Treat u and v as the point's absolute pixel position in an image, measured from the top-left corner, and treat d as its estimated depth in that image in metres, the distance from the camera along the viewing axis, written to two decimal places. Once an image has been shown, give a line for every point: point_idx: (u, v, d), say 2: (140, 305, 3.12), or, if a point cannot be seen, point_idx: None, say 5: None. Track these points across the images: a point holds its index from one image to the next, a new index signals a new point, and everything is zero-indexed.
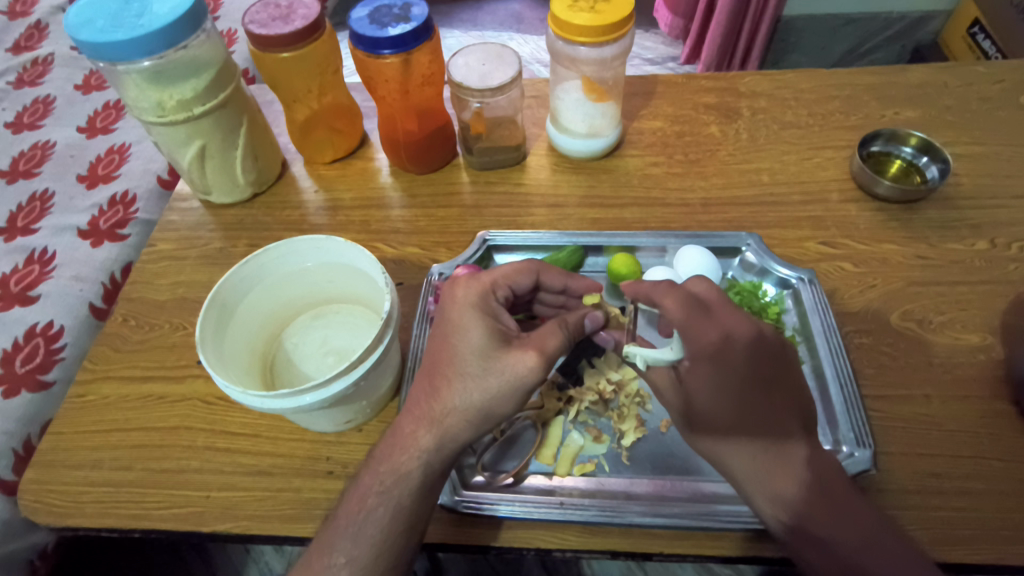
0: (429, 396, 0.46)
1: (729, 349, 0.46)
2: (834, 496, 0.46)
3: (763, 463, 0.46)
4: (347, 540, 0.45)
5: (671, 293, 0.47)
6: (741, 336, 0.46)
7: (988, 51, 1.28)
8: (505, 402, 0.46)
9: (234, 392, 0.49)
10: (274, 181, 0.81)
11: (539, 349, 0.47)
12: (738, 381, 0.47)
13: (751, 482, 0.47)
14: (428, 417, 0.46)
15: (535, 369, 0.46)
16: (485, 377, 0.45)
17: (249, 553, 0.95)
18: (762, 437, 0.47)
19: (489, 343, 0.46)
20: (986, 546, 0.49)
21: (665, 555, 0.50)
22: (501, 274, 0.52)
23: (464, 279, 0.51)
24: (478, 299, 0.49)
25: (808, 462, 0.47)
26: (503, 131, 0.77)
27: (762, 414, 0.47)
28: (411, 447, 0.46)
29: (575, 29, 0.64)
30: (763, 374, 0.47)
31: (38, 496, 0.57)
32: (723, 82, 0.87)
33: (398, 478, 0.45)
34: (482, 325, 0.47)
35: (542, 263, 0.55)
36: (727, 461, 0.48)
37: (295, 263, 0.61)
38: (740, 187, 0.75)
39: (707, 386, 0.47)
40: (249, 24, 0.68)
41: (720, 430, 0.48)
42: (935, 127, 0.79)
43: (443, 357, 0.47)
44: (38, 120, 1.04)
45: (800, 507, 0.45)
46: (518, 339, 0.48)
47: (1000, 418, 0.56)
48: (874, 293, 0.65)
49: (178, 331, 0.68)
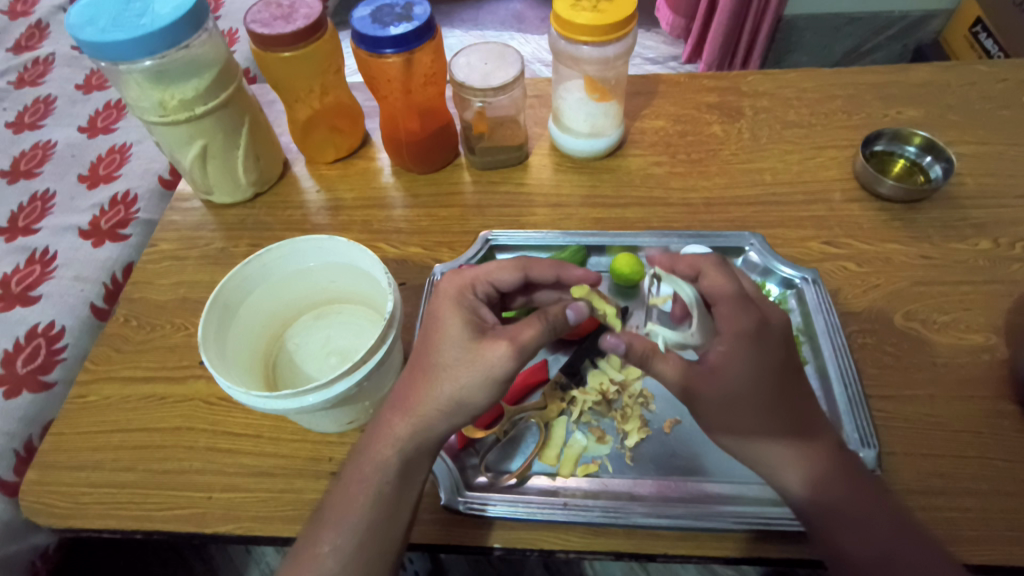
0: (408, 389, 0.46)
1: (767, 332, 0.46)
2: (862, 480, 0.46)
3: (789, 453, 0.45)
4: (331, 531, 0.45)
5: (717, 270, 0.50)
6: (777, 322, 0.47)
7: (989, 50, 1.28)
8: (478, 393, 0.45)
9: (236, 392, 0.48)
10: (275, 181, 0.81)
11: (511, 338, 0.45)
12: (773, 365, 0.46)
13: (781, 462, 0.45)
14: (403, 407, 0.46)
15: (506, 359, 0.45)
16: (457, 368, 0.45)
17: (251, 554, 0.95)
18: (793, 431, 0.45)
19: (463, 335, 0.46)
20: (990, 546, 0.49)
21: (668, 556, 0.50)
22: (482, 271, 0.52)
23: (449, 275, 0.52)
24: (456, 293, 0.50)
25: (836, 455, 0.46)
26: (504, 130, 0.77)
27: (794, 405, 0.46)
28: (387, 436, 0.46)
29: (577, 29, 0.64)
30: (792, 363, 0.47)
31: (39, 497, 0.57)
32: (725, 82, 0.87)
33: (376, 466, 0.46)
34: (459, 317, 0.47)
35: (528, 259, 0.55)
36: (760, 445, 0.45)
37: (296, 263, 0.61)
38: (743, 187, 0.75)
39: (744, 367, 0.45)
40: (250, 24, 0.68)
41: (749, 422, 0.45)
42: (938, 126, 0.79)
43: (425, 350, 0.47)
44: (39, 119, 1.04)
45: (826, 487, 0.45)
46: (494, 330, 0.47)
47: (1005, 418, 0.55)
48: (878, 293, 0.65)
49: (179, 332, 0.68)
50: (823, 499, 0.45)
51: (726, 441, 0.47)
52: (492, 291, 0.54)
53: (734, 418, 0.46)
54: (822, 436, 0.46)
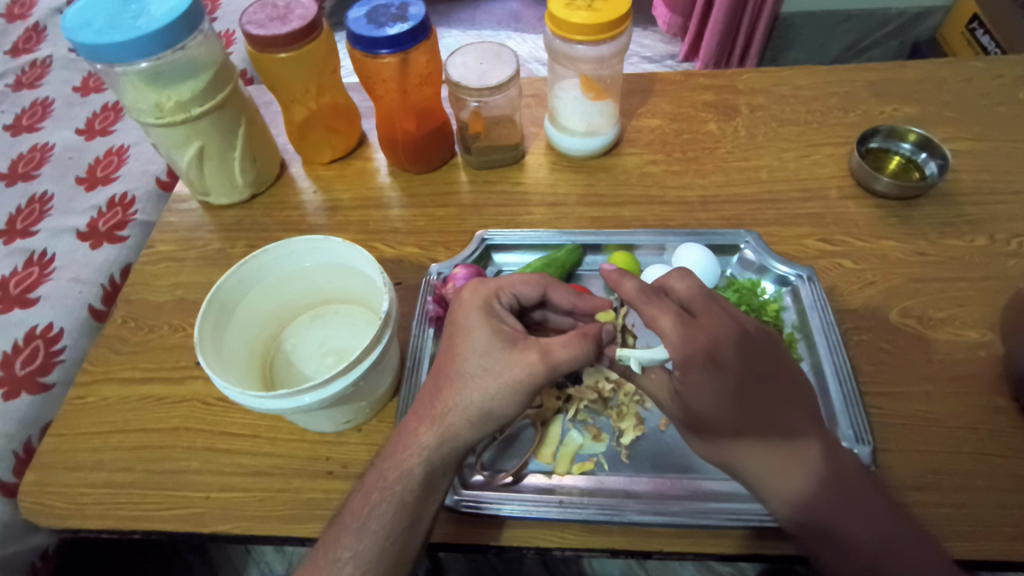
0: (434, 398, 0.47)
1: (720, 352, 0.45)
2: (851, 491, 0.46)
3: (769, 461, 0.46)
4: (352, 536, 0.45)
5: (681, 278, 0.49)
6: (727, 337, 0.46)
7: (986, 46, 1.28)
8: (506, 404, 0.45)
9: (233, 392, 0.48)
10: (273, 181, 0.81)
11: (542, 351, 0.45)
12: (735, 381, 0.46)
13: (758, 477, 0.46)
14: (430, 416, 0.46)
15: (536, 374, 0.44)
16: (485, 378, 0.45)
17: (250, 554, 0.96)
18: (772, 435, 0.46)
19: (494, 343, 0.46)
20: (986, 542, 0.49)
21: (664, 553, 0.50)
22: (506, 282, 0.51)
23: (473, 283, 0.51)
24: (483, 303, 0.49)
25: (821, 457, 0.46)
26: (501, 129, 0.77)
27: (767, 411, 0.47)
28: (413, 444, 0.46)
29: (571, 28, 0.64)
30: (760, 372, 0.47)
31: (39, 498, 0.57)
32: (722, 80, 0.87)
33: (399, 475, 0.46)
34: (488, 327, 0.47)
35: (551, 278, 0.53)
36: (736, 461, 0.47)
37: (293, 264, 0.61)
38: (739, 185, 0.75)
39: (705, 394, 0.46)
40: (246, 25, 0.68)
41: (725, 435, 0.47)
42: (933, 123, 0.79)
43: (448, 358, 0.47)
44: (37, 122, 1.04)
45: (809, 500, 0.45)
46: (527, 340, 0.46)
47: (1000, 414, 0.56)
48: (873, 290, 0.65)
49: (177, 332, 0.68)
50: (807, 506, 0.45)
51: (707, 456, 0.49)
52: (515, 303, 0.52)
53: (711, 435, 0.47)
54: (805, 437, 0.47)
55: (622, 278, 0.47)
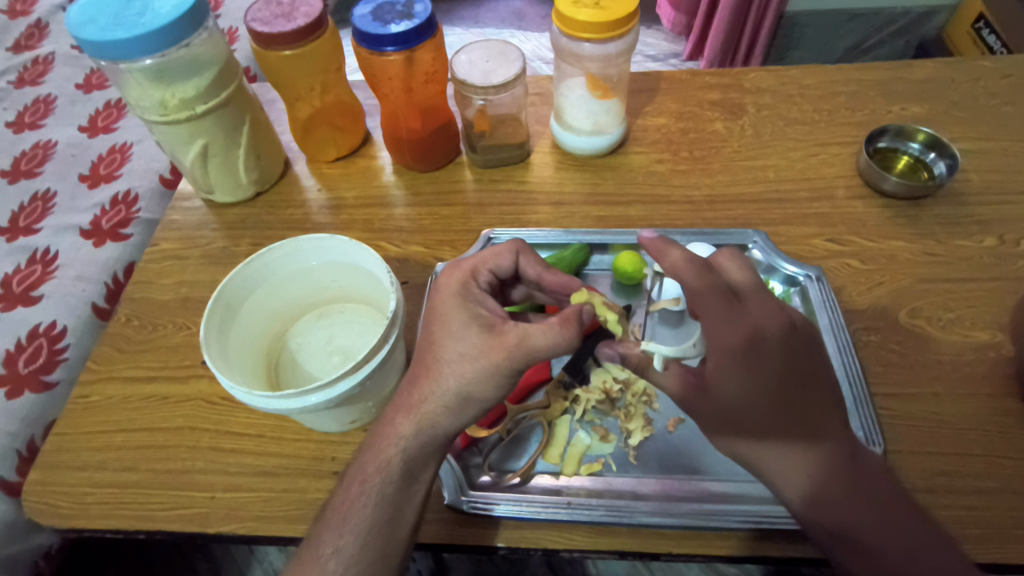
0: (412, 386, 0.46)
1: (761, 342, 0.44)
2: (872, 497, 0.45)
3: (790, 459, 0.45)
4: (334, 532, 0.45)
5: (732, 261, 0.47)
6: (772, 328, 0.45)
7: (993, 46, 1.27)
8: (485, 387, 0.44)
9: (239, 391, 0.48)
10: (276, 180, 0.80)
11: (520, 336, 0.43)
12: (773, 376, 0.44)
13: (778, 475, 0.46)
14: (407, 405, 0.46)
15: (512, 357, 0.43)
16: (461, 363, 0.44)
17: (254, 554, 0.95)
18: (802, 432, 0.45)
19: (470, 330, 0.45)
20: (997, 546, 0.49)
21: (672, 554, 0.50)
22: (479, 259, 0.52)
23: (449, 266, 0.51)
24: (459, 286, 0.48)
25: (843, 461, 0.46)
26: (507, 128, 0.77)
27: (804, 410, 0.46)
28: (391, 435, 0.46)
29: (579, 25, 0.64)
30: (800, 369, 0.46)
31: (43, 497, 0.57)
32: (728, 78, 0.87)
33: (378, 466, 0.45)
34: (465, 311, 0.46)
35: (523, 245, 0.54)
36: (759, 457, 0.46)
37: (299, 263, 0.61)
38: (746, 184, 0.75)
39: (740, 384, 0.44)
40: (251, 22, 0.67)
41: (759, 429, 0.46)
42: (942, 123, 0.79)
43: (427, 343, 0.46)
44: (40, 119, 1.04)
45: (830, 503, 0.45)
46: (505, 324, 0.45)
47: (1010, 416, 0.55)
48: (882, 291, 0.64)
49: (181, 331, 0.68)
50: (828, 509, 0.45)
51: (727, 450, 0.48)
52: (493, 279, 0.53)
53: (739, 428, 0.46)
54: (832, 438, 0.46)
55: (668, 248, 0.46)
